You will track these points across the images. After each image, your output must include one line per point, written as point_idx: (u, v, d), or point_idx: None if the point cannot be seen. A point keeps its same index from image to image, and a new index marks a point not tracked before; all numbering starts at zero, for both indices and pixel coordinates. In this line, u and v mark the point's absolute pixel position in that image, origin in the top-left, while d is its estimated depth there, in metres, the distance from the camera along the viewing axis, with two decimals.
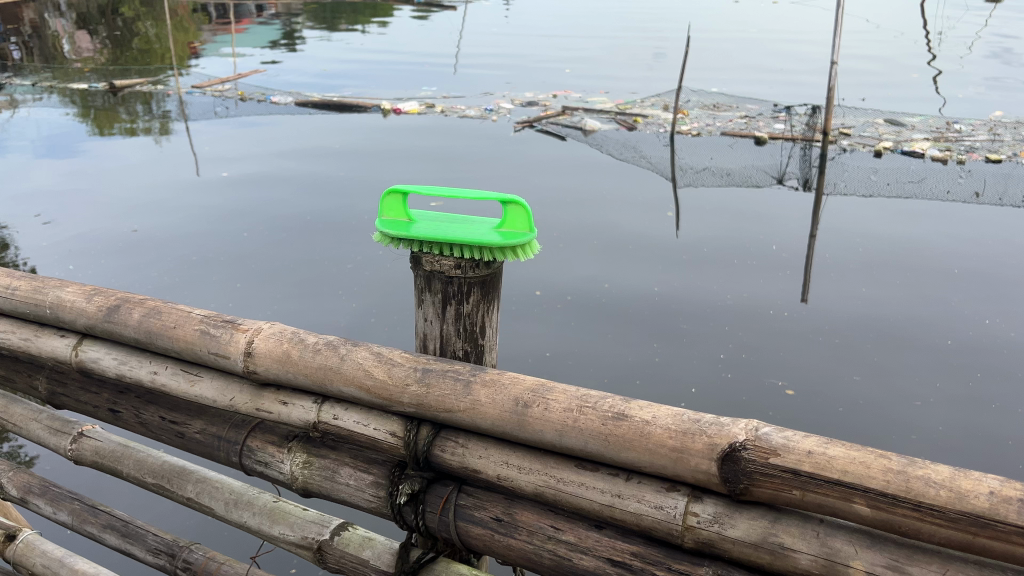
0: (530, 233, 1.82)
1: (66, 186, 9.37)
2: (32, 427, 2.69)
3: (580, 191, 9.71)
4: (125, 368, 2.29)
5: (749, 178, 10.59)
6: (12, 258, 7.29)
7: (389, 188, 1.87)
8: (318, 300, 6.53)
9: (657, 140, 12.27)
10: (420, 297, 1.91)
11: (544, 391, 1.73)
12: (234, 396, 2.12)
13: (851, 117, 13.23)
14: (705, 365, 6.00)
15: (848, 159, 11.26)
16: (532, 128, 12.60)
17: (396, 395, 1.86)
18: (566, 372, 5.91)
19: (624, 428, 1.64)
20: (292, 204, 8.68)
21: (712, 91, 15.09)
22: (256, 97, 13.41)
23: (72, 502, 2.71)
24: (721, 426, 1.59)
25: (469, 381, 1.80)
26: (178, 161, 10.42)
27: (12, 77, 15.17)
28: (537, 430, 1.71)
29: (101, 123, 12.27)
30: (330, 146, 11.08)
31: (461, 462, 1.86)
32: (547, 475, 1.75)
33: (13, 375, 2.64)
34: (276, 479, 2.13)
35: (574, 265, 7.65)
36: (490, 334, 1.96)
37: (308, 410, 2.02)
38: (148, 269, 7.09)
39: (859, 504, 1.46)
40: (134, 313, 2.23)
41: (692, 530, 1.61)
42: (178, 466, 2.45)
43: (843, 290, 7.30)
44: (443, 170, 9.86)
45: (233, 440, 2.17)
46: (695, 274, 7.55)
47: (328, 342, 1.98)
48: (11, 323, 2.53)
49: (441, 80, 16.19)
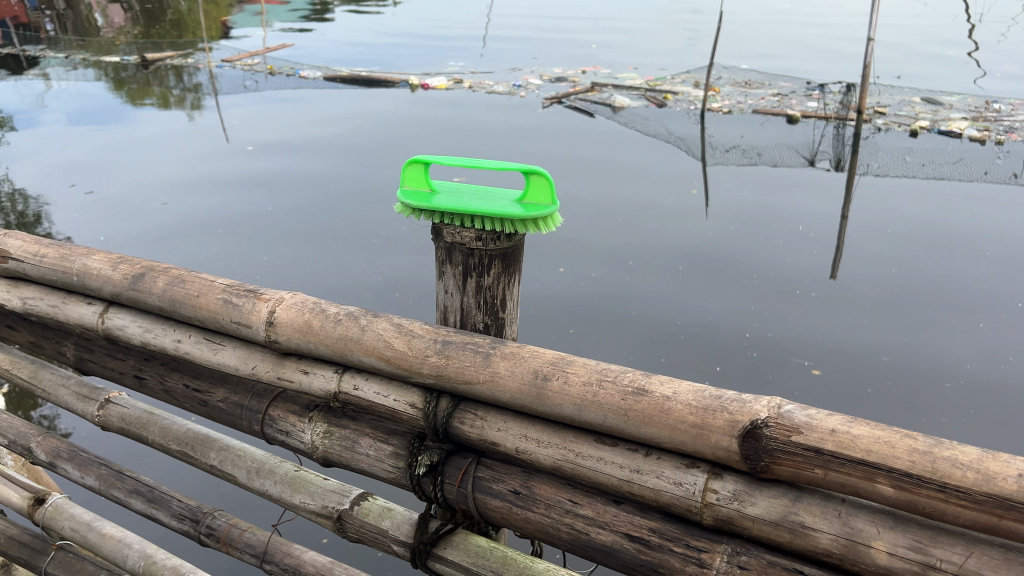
0: (552, 205, 1.81)
1: (99, 157, 9.47)
2: (61, 392, 2.73)
3: (607, 168, 9.64)
4: (149, 337, 2.31)
5: (780, 157, 10.45)
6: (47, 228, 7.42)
7: (410, 158, 1.86)
8: (343, 272, 6.56)
9: (687, 118, 12.12)
10: (441, 269, 1.90)
11: (564, 365, 1.72)
12: (256, 364, 2.13)
13: (886, 95, 12.98)
14: (730, 344, 5.96)
15: (883, 139, 11.05)
16: (561, 104, 12.51)
17: (416, 365, 1.86)
18: (590, 348, 5.91)
19: (643, 403, 1.62)
20: (319, 178, 8.70)
21: (744, 69, 14.86)
22: (285, 72, 13.43)
23: (99, 467, 2.75)
24: (743, 403, 1.57)
25: (489, 354, 1.80)
26: (208, 133, 10.49)
27: (46, 50, 15.30)
28: (556, 404, 1.70)
29: (133, 96, 12.36)
30: (358, 121, 11.07)
31: (479, 435, 1.86)
32: (565, 449, 1.74)
33: (42, 341, 2.67)
34: (297, 448, 2.15)
35: (600, 242, 7.61)
36: (511, 307, 1.94)
37: (328, 379, 2.03)
38: (177, 240, 7.16)
39: (883, 484, 1.43)
40: (158, 281, 2.24)
41: (711, 507, 1.59)
42: (202, 434, 2.47)
43: (873, 271, 7.19)
44: (470, 146, 9.83)
45: (255, 409, 2.18)
46: (722, 253, 7.47)
47: (349, 313, 1.98)
48: (39, 289, 2.55)
49: (469, 56, 16.10)
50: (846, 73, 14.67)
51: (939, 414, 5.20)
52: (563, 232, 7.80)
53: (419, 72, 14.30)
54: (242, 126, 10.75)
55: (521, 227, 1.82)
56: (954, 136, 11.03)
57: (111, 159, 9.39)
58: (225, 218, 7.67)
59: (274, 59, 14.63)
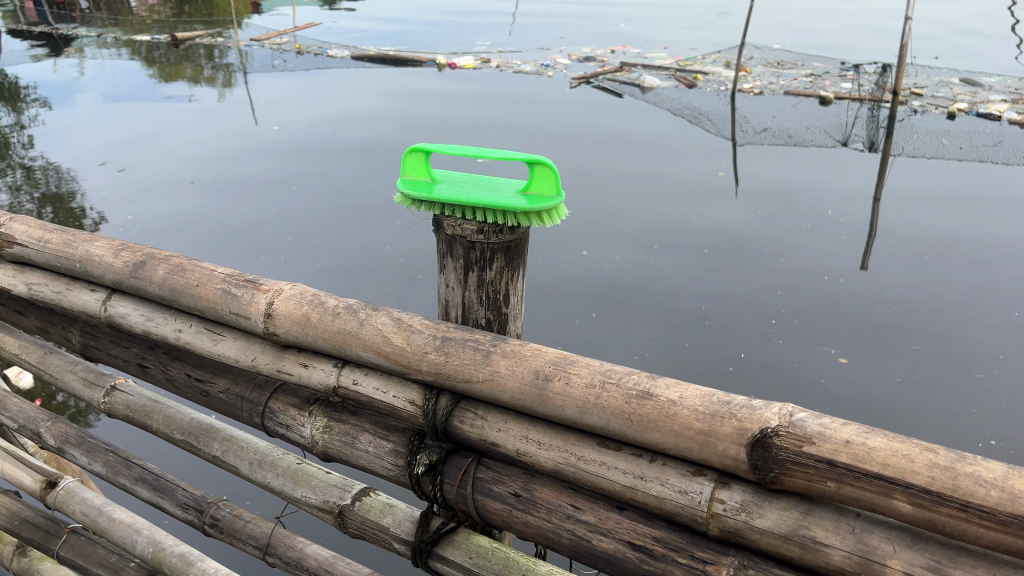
0: (557, 198, 1.73)
1: (129, 136, 9.52)
2: (68, 378, 2.71)
3: (634, 150, 9.49)
4: (151, 326, 2.27)
5: (812, 139, 10.21)
6: (81, 208, 7.52)
7: (411, 146, 1.79)
8: (364, 255, 6.53)
9: (717, 99, 11.90)
10: (443, 262, 1.84)
11: (566, 365, 1.65)
12: (256, 356, 2.09)
13: (924, 77, 12.64)
14: (755, 330, 5.85)
15: (919, 121, 10.77)
16: (589, 84, 12.34)
17: (414, 362, 1.79)
18: (612, 334, 5.83)
19: (648, 408, 1.54)
20: (343, 158, 8.66)
21: (779, 48, 14.53)
22: (313, 51, 13.39)
23: (106, 454, 2.73)
24: (752, 409, 1.49)
25: (489, 352, 1.73)
26: (235, 113, 10.49)
27: (79, 28, 15.39)
28: (557, 406, 1.63)
29: (163, 74, 12.40)
30: (384, 101, 11.01)
31: (479, 434, 1.79)
32: (567, 453, 1.67)
33: (49, 327, 2.65)
34: (297, 442, 2.10)
35: (624, 226, 7.50)
36: (515, 301, 1.87)
37: (327, 373, 1.97)
38: (201, 219, 7.17)
39: (900, 501, 1.34)
40: (159, 270, 2.20)
41: (717, 518, 1.51)
42: (206, 424, 2.43)
43: (904, 258, 7.02)
44: (495, 127, 9.73)
45: (255, 401, 2.14)
46: (750, 237, 7.32)
47: (348, 306, 1.92)
48: (45, 275, 2.53)
49: (497, 34, 15.93)
50: (883, 52, 14.29)
51: (965, 406, 5.04)
52: (587, 214, 7.69)
53: (446, 51, 14.16)
54: (269, 105, 10.73)
55: (523, 219, 1.75)
56: (993, 119, 10.67)
57: (139, 138, 9.41)
58: (248, 196, 7.66)
59: (303, 36, 14.57)
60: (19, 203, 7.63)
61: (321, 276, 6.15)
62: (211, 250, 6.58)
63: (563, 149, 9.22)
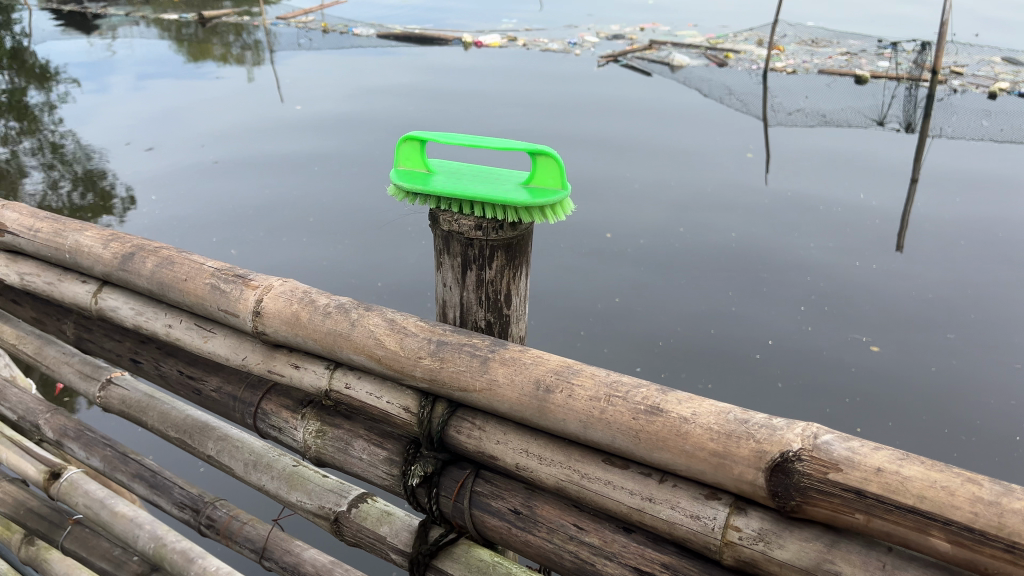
0: (562, 192, 1.59)
1: (155, 114, 9.47)
2: (64, 370, 2.63)
3: (662, 131, 9.27)
4: (141, 320, 2.17)
5: (846, 118, 9.88)
6: (112, 186, 7.52)
7: (404, 135, 1.66)
8: (384, 236, 6.42)
9: (748, 78, 11.59)
10: (439, 260, 1.70)
11: (569, 375, 1.51)
12: (246, 355, 1.97)
13: (964, 55, 12.22)
14: (783, 316, 5.66)
15: (959, 102, 10.44)
16: (617, 63, 12.07)
17: (408, 368, 1.67)
18: (635, 319, 5.67)
19: (657, 425, 1.40)
20: (366, 138, 8.53)
21: (814, 26, 14.15)
22: (340, 29, 13.26)
23: (104, 449, 2.65)
24: (772, 430, 1.34)
25: (487, 358, 1.59)
26: (259, 91, 10.39)
27: (109, 7, 15.36)
28: (559, 420, 1.50)
29: (190, 52, 12.34)
30: (408, 80, 10.85)
31: (476, 446, 1.67)
32: (570, 470, 1.54)
33: (44, 318, 2.56)
34: (290, 446, 1.99)
35: (649, 208, 7.30)
36: (518, 303, 1.74)
37: (319, 376, 1.85)
38: (221, 198, 7.08)
39: (937, 538, 1.20)
40: (147, 262, 2.09)
41: (732, 547, 1.37)
42: (201, 422, 2.33)
43: (940, 245, 6.77)
44: (520, 107, 9.54)
45: (247, 402, 2.03)
46: (781, 221, 7.09)
47: (340, 305, 1.80)
48: (37, 266, 2.43)
49: (524, 12, 15.67)
50: (923, 29, 13.82)
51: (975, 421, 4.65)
52: (611, 197, 7.50)
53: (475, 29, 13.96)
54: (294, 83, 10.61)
55: (525, 213, 1.61)
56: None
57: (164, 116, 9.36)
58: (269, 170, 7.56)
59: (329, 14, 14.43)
60: (54, 187, 7.67)
61: (340, 258, 6.05)
62: (230, 230, 6.48)
63: (588, 130, 9.02)
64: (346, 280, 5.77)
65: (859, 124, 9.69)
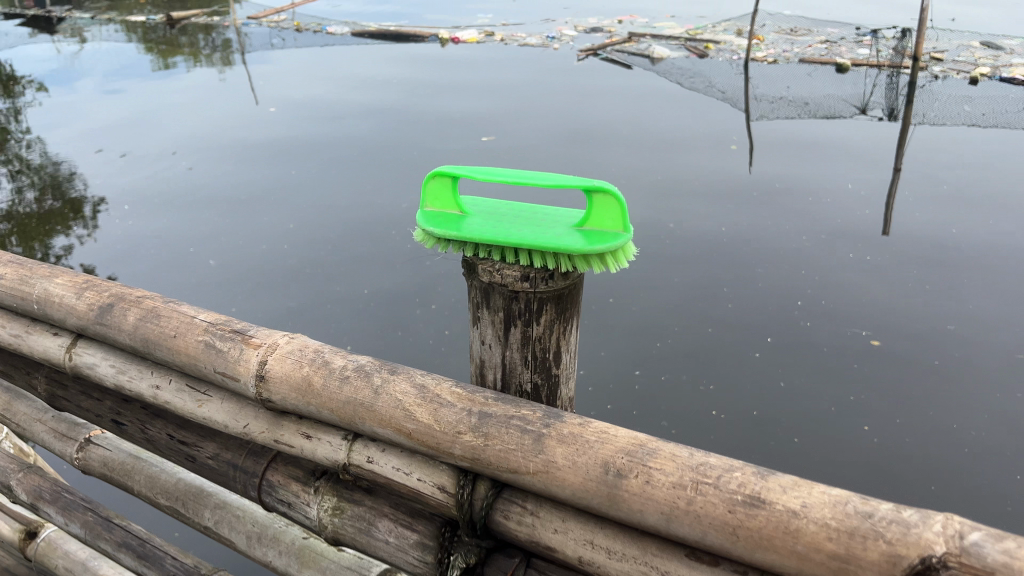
0: (625, 234, 1.35)
1: (123, 118, 9.07)
2: (38, 430, 2.35)
3: (646, 125, 9.00)
4: (123, 379, 1.90)
5: (831, 106, 9.67)
6: (81, 195, 7.13)
7: (433, 171, 1.42)
8: (365, 237, 6.10)
9: (730, 69, 11.38)
10: (477, 314, 1.45)
11: (645, 456, 1.27)
12: (248, 422, 1.72)
13: (943, 40, 11.96)
14: (777, 313, 5.39)
15: (939, 88, 10.19)
16: (597, 57, 11.80)
17: (446, 445, 1.42)
18: (624, 322, 5.38)
19: (759, 520, 1.17)
20: (343, 137, 8.18)
21: (790, 14, 13.90)
22: (312, 29, 12.89)
23: (85, 514, 2.38)
24: (903, 528, 1.08)
25: (541, 435, 1.35)
26: (231, 92, 9.99)
27: (73, 11, 14.85)
28: (634, 510, 1.26)
29: (159, 55, 11.92)
30: (385, 79, 10.53)
31: (528, 534, 1.43)
32: (646, 567, 1.30)
33: (12, 372, 2.29)
34: (302, 523, 1.74)
35: (637, 206, 7.04)
36: (568, 360, 1.49)
37: (336, 448, 1.61)
38: (195, 207, 6.72)
39: None
40: (129, 315, 1.82)
41: None
42: (195, 488, 2.07)
43: (930, 234, 6.56)
44: (502, 105, 9.26)
45: (250, 473, 1.77)
46: (769, 216, 6.84)
47: (359, 367, 1.55)
48: (3, 317, 2.16)
49: (499, 8, 15.37)
50: (901, 15, 13.63)
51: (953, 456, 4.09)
52: None
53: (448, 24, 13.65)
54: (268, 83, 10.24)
55: (580, 261, 1.36)
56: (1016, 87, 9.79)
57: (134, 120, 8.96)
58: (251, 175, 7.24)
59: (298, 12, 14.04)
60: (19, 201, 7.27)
61: (319, 264, 5.72)
62: (205, 241, 6.12)
63: (571, 124, 8.75)
64: (330, 286, 5.42)
65: (840, 113, 9.44)
